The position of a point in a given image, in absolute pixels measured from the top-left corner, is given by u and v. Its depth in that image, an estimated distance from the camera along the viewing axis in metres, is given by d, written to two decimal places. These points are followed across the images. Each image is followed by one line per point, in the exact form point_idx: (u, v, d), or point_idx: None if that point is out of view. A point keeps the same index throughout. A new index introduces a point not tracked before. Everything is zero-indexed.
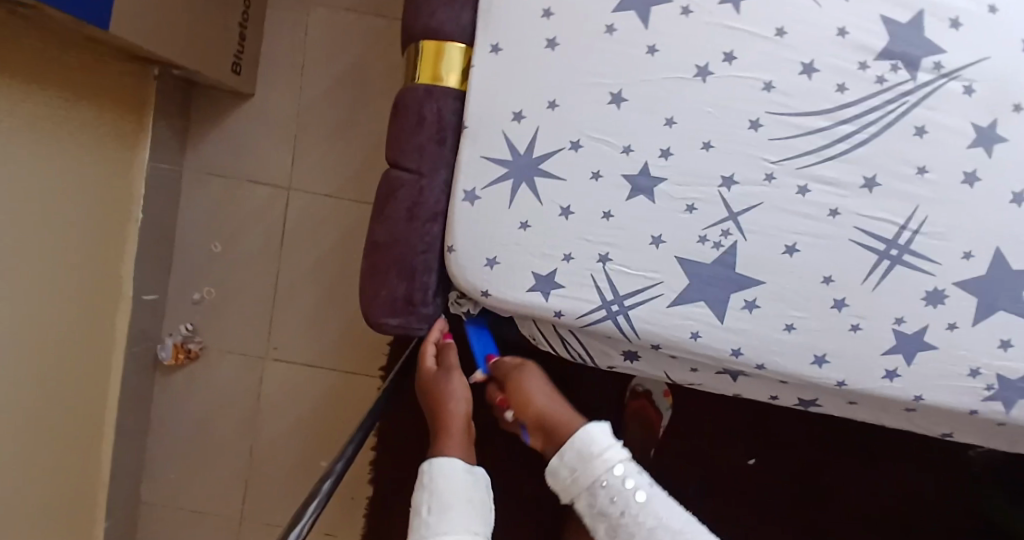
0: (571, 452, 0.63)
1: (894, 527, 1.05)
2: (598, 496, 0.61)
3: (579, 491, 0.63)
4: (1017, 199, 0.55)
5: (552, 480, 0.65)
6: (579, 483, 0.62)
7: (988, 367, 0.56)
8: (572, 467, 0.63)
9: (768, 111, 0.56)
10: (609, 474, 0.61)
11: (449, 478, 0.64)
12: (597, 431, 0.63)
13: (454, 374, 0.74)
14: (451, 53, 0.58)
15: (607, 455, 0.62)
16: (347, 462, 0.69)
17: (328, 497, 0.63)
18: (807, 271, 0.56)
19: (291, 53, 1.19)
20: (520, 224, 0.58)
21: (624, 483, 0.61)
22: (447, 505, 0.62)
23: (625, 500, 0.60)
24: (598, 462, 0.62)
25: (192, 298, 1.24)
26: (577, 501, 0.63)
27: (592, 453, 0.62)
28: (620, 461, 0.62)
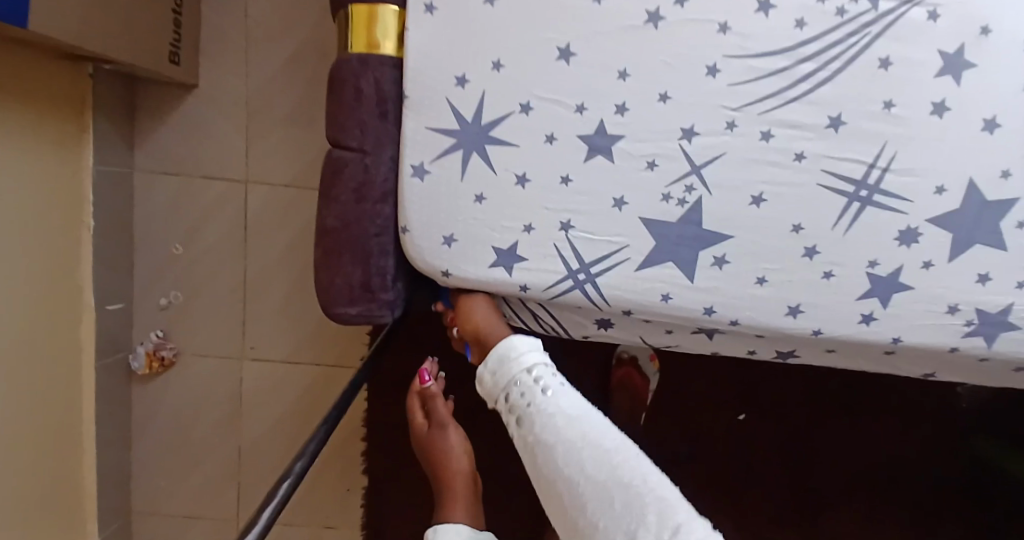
0: (492, 355, 0.59)
1: (888, 472, 1.06)
2: (509, 393, 0.56)
3: (498, 394, 0.58)
4: (989, 126, 0.53)
5: (480, 392, 0.61)
6: (497, 383, 0.58)
7: (968, 302, 0.55)
8: (492, 370, 0.59)
9: (725, 55, 0.52)
10: (520, 371, 0.56)
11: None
12: (518, 336, 0.59)
13: (447, 430, 0.79)
14: (384, 16, 0.54)
15: (523, 356, 0.57)
16: (322, 441, 0.67)
17: (302, 477, 0.61)
18: (776, 221, 0.54)
19: (233, 39, 1.13)
20: (475, 198, 0.55)
21: (533, 379, 0.55)
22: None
23: (531, 394, 0.54)
24: (515, 360, 0.57)
25: (159, 304, 1.20)
26: (498, 405, 0.58)
27: (508, 353, 0.58)
28: (540, 363, 0.57)
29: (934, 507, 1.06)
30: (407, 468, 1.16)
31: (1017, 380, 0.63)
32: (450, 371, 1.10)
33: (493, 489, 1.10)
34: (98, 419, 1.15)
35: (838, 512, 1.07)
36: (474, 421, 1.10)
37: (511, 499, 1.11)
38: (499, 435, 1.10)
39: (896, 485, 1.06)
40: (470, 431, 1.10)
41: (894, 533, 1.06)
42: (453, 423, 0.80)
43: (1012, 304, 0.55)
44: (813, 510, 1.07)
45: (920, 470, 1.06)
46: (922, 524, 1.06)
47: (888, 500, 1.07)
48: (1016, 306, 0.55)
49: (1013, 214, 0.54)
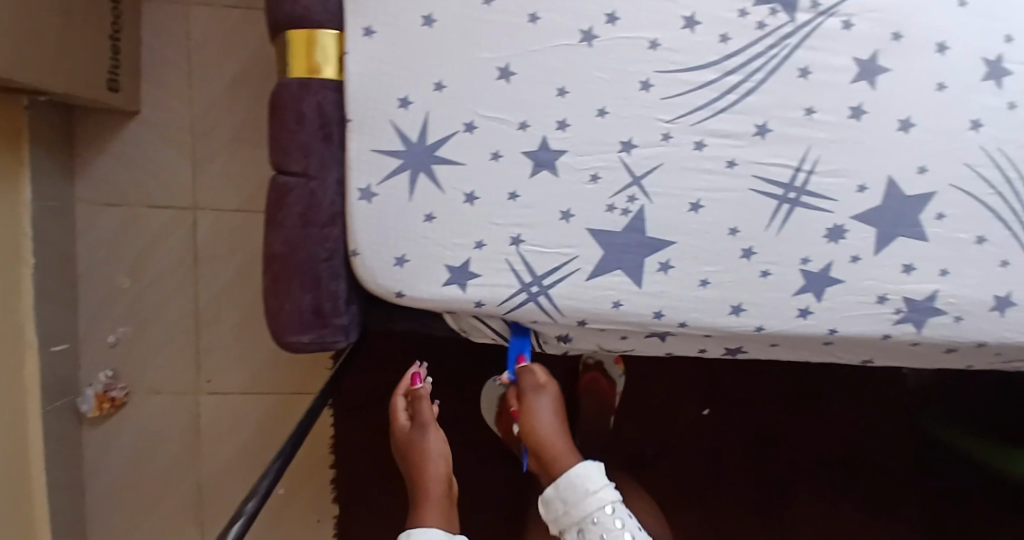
0: (565, 485, 0.65)
1: (844, 457, 1.11)
2: (586, 530, 0.63)
3: (570, 523, 0.65)
4: (904, 126, 0.57)
5: (546, 511, 0.67)
6: (570, 515, 0.65)
7: (895, 292, 0.58)
8: (565, 501, 0.65)
9: (656, 70, 0.55)
10: (599, 511, 0.63)
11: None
12: (589, 469, 0.65)
13: (428, 430, 0.74)
14: (322, 41, 0.54)
15: (599, 493, 0.64)
16: (275, 478, 0.64)
17: (255, 517, 0.57)
18: (714, 225, 0.57)
19: (174, 65, 1.11)
20: (425, 216, 0.56)
21: (611, 520, 0.63)
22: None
23: (611, 537, 0.62)
24: (592, 497, 0.64)
25: (107, 340, 1.16)
26: (568, 531, 0.66)
27: (584, 488, 0.64)
28: (613, 499, 0.64)
29: (890, 486, 1.11)
30: (377, 491, 1.14)
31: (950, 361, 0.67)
32: None
33: (466, 504, 1.10)
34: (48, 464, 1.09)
35: (801, 498, 1.11)
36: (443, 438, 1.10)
37: (484, 512, 1.11)
38: (469, 450, 1.10)
39: (853, 469, 1.11)
40: None
41: (854, 514, 1.11)
42: (435, 424, 0.75)
43: (937, 291, 0.58)
44: (777, 499, 1.11)
45: (875, 452, 1.11)
46: (880, 503, 1.11)
47: (847, 485, 1.11)
48: (941, 293, 0.58)
49: (931, 207, 0.58)
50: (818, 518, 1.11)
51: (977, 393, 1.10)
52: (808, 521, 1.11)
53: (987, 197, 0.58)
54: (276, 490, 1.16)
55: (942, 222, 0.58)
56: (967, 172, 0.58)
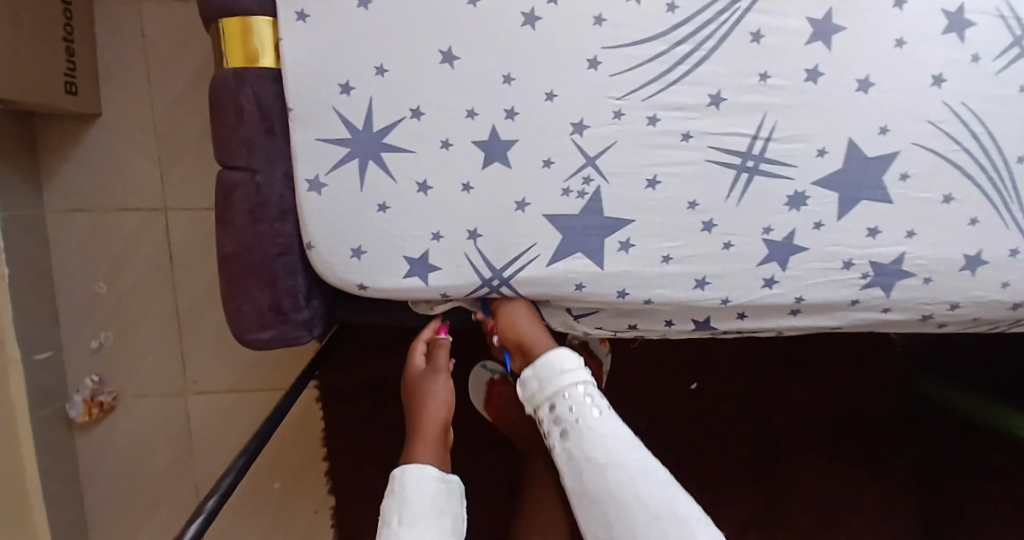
0: (541, 364, 0.58)
1: (834, 421, 1.11)
2: (557, 405, 0.56)
3: (543, 401, 0.57)
4: (862, 86, 0.55)
5: (522, 393, 0.60)
6: (543, 392, 0.57)
7: (860, 257, 0.57)
8: (538, 378, 0.58)
9: (603, 47, 0.54)
10: (572, 387, 0.56)
11: (412, 489, 0.58)
12: (568, 351, 0.58)
13: (439, 375, 0.68)
14: (259, 28, 0.52)
15: (574, 371, 0.57)
16: (237, 478, 0.63)
17: (216, 514, 0.57)
18: (672, 200, 0.56)
19: (133, 63, 1.09)
20: (378, 207, 0.55)
21: (584, 397, 0.55)
22: (399, 517, 0.57)
23: (582, 411, 0.55)
24: (566, 374, 0.57)
25: (90, 347, 1.15)
26: (540, 412, 0.58)
27: (559, 365, 0.57)
28: (589, 380, 0.57)
29: (884, 447, 1.11)
30: (371, 481, 1.14)
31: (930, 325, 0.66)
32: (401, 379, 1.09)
33: None
34: (43, 471, 1.10)
35: (794, 464, 1.11)
36: None
37: (477, 495, 1.12)
38: (458, 437, 1.10)
39: (843, 434, 1.11)
40: None
41: (849, 477, 1.11)
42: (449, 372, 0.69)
43: (904, 253, 0.57)
44: (771, 466, 1.11)
45: (865, 414, 1.11)
46: (874, 465, 1.11)
47: (840, 450, 1.11)
48: (908, 255, 0.57)
49: (895, 167, 0.56)
50: (812, 483, 1.11)
51: (971, 354, 1.09)
52: (803, 487, 1.11)
53: (953, 154, 0.56)
54: (272, 484, 1.16)
55: (906, 182, 0.56)
56: (931, 129, 0.56)
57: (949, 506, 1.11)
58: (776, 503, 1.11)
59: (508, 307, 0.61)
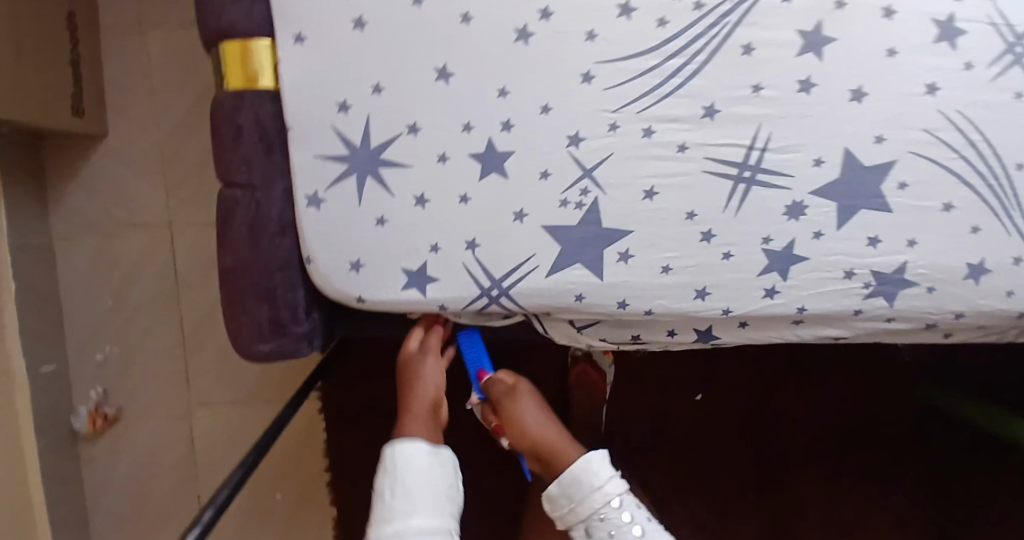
0: (569, 483, 0.65)
1: (842, 432, 1.09)
2: (594, 527, 0.64)
3: (578, 519, 0.65)
4: (856, 96, 0.55)
5: (550, 507, 0.67)
6: (578, 512, 0.65)
7: (862, 266, 0.57)
8: (570, 498, 0.65)
9: (596, 61, 0.54)
10: (607, 509, 0.64)
11: (403, 466, 0.61)
12: (594, 464, 0.65)
13: (428, 356, 0.66)
14: (256, 51, 0.53)
15: (605, 488, 0.64)
16: (233, 491, 0.63)
17: (212, 526, 0.57)
18: (669, 211, 0.56)
19: (138, 85, 1.10)
20: (376, 221, 0.55)
21: (619, 515, 0.63)
22: (392, 491, 0.60)
23: (620, 532, 0.63)
24: (598, 492, 0.64)
25: (96, 361, 1.15)
26: (575, 527, 0.66)
27: (591, 483, 0.64)
28: (619, 491, 0.65)
29: (894, 458, 1.09)
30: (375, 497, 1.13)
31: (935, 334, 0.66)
32: None
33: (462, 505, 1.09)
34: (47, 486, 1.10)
35: (802, 478, 1.09)
36: None
37: (481, 512, 1.10)
38: (462, 453, 1.08)
39: (852, 446, 1.09)
40: None
41: (858, 490, 1.09)
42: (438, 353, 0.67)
43: (906, 262, 0.57)
44: (779, 479, 1.09)
45: (874, 425, 1.09)
46: (885, 478, 1.09)
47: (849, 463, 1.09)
48: (910, 264, 0.57)
49: (893, 176, 0.56)
50: (821, 495, 1.09)
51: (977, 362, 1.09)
52: (811, 498, 1.09)
53: (950, 162, 0.56)
54: (275, 498, 1.16)
55: (904, 191, 0.56)
56: (926, 138, 0.56)
57: (963, 519, 1.08)
58: (783, 517, 1.09)
59: (519, 409, 0.69)
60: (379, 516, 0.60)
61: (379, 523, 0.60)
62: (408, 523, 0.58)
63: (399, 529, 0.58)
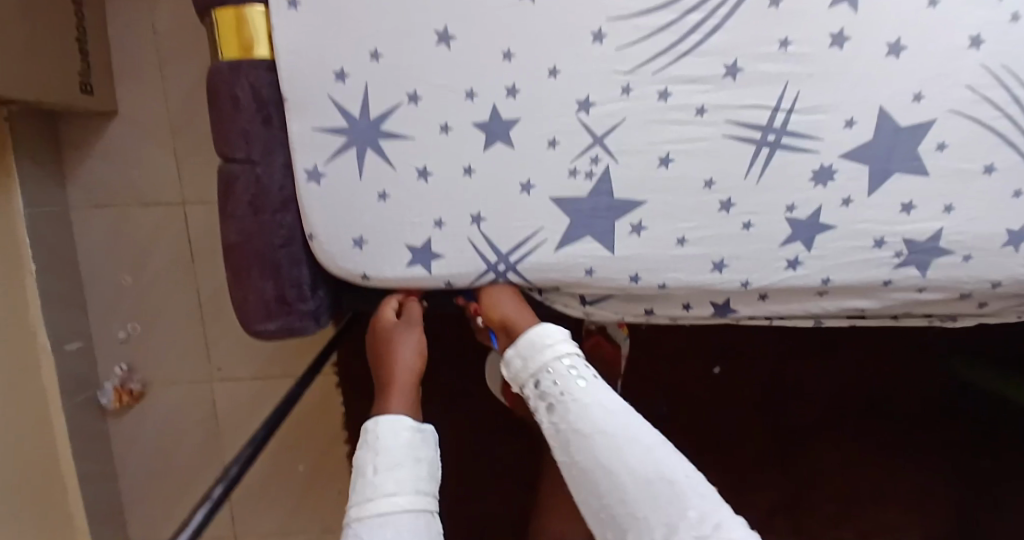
0: (521, 341, 0.56)
1: (870, 402, 1.06)
2: (540, 380, 0.53)
3: (528, 377, 0.55)
4: (893, 50, 0.50)
5: (505, 371, 0.58)
6: (526, 368, 0.55)
7: (893, 234, 0.53)
8: (521, 354, 0.55)
9: (608, 18, 0.50)
10: (554, 359, 0.53)
11: (387, 440, 0.56)
12: (549, 324, 0.55)
13: (411, 329, 0.64)
14: (251, 19, 0.50)
15: (558, 343, 0.54)
16: (244, 466, 0.63)
17: (222, 503, 0.57)
18: (686, 179, 0.53)
19: (144, 58, 1.08)
20: (378, 196, 0.53)
21: (569, 369, 0.53)
22: (374, 466, 0.54)
23: (566, 383, 0.52)
24: (547, 346, 0.54)
25: (119, 337, 1.16)
26: (525, 388, 0.56)
27: (540, 340, 0.54)
28: (574, 349, 0.54)
29: (920, 426, 1.06)
30: None
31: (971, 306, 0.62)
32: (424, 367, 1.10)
33: (477, 476, 1.09)
34: (78, 454, 1.14)
35: (826, 448, 1.07)
36: (451, 414, 1.08)
37: (496, 483, 1.09)
38: (476, 425, 1.08)
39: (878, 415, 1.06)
40: (448, 423, 1.08)
41: (879, 458, 1.06)
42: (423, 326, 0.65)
43: (942, 229, 0.53)
44: (801, 449, 1.07)
45: (902, 395, 1.06)
46: (911, 448, 1.06)
47: (873, 433, 1.06)
48: (946, 231, 0.53)
49: (932, 136, 0.52)
50: (841, 465, 1.07)
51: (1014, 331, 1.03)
52: (832, 467, 1.07)
53: (995, 122, 0.51)
54: (297, 467, 1.18)
55: (943, 153, 0.52)
56: (970, 95, 0.51)
57: (985, 485, 1.06)
58: (802, 487, 1.07)
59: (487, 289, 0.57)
60: (357, 497, 0.54)
61: (357, 504, 0.53)
62: (392, 504, 0.53)
63: (380, 510, 0.52)
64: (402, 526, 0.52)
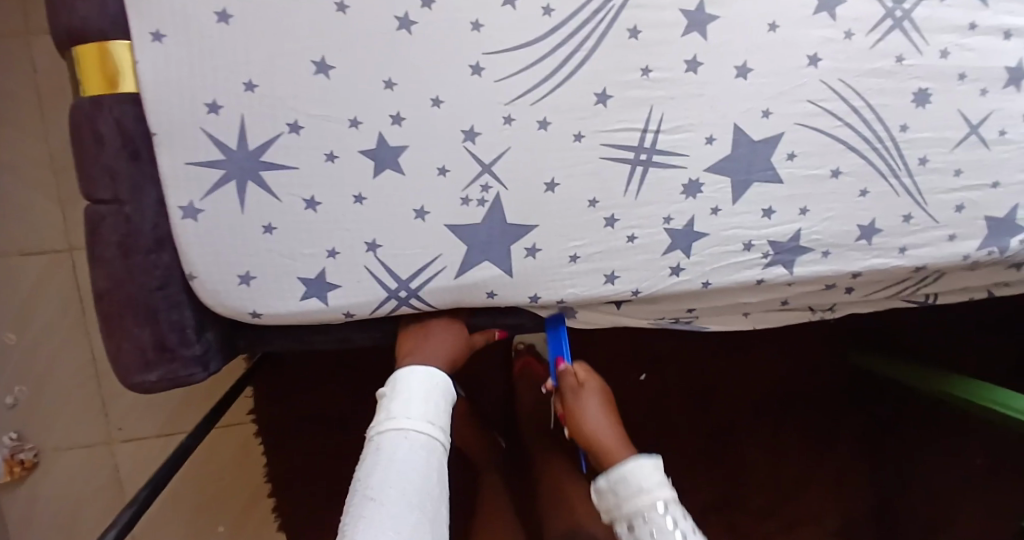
0: (618, 482, 0.63)
1: (782, 396, 1.12)
2: (636, 526, 0.61)
3: (621, 515, 0.62)
4: (741, 72, 0.56)
5: (597, 498, 0.66)
6: (622, 508, 0.62)
7: (760, 237, 0.58)
8: (616, 494, 0.63)
9: (484, 52, 0.53)
10: (650, 510, 0.60)
11: (444, 386, 0.60)
12: (645, 469, 0.62)
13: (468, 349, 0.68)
14: (114, 51, 0.49)
15: (653, 491, 0.61)
16: (127, 526, 0.58)
17: None
18: (571, 198, 0.55)
19: (22, 100, 1.01)
20: (264, 228, 0.53)
21: (664, 521, 0.60)
22: (427, 397, 0.58)
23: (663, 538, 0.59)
24: (644, 494, 0.61)
25: (5, 402, 1.07)
26: (618, 523, 0.63)
27: (637, 485, 0.62)
28: (667, 497, 0.61)
29: (832, 416, 1.12)
30: (326, 513, 1.06)
31: (845, 293, 0.66)
32: (351, 401, 1.07)
33: None
34: None
35: (750, 445, 1.11)
36: None
37: None
38: None
39: (790, 409, 1.12)
40: None
41: (801, 452, 1.12)
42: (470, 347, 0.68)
43: (800, 230, 0.58)
44: (727, 448, 1.11)
45: (812, 387, 1.12)
46: (827, 436, 1.12)
47: (789, 426, 1.12)
48: (804, 231, 0.58)
49: (782, 148, 0.57)
50: (764, 461, 1.11)
51: (902, 322, 1.12)
52: (756, 466, 1.11)
53: (837, 131, 0.57)
54: (217, 527, 1.10)
55: (794, 161, 0.57)
56: (811, 108, 0.57)
57: (904, 464, 1.12)
58: (734, 487, 1.10)
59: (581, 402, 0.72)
60: (404, 411, 0.56)
61: (404, 417, 0.55)
62: (433, 434, 0.56)
63: (422, 432, 0.55)
64: (434, 454, 0.54)
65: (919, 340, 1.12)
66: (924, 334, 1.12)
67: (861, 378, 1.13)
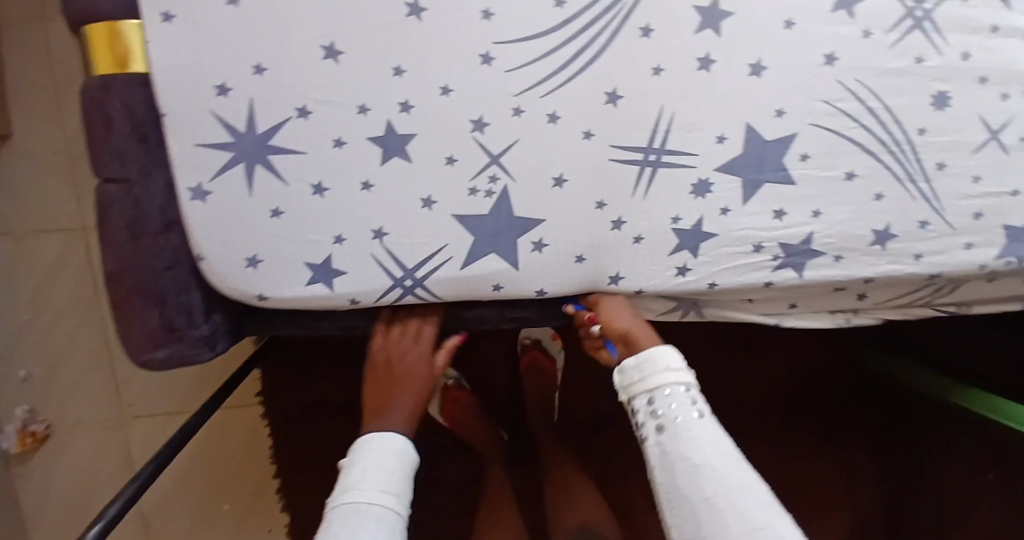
0: (644, 357, 0.57)
1: (790, 401, 1.11)
2: (656, 400, 0.55)
3: (641, 391, 0.56)
4: (755, 70, 0.55)
5: (615, 380, 0.59)
6: (642, 381, 0.57)
7: (770, 239, 0.57)
8: (640, 368, 0.57)
9: (494, 42, 0.52)
10: (676, 385, 0.55)
11: (400, 451, 0.63)
12: (673, 351, 0.57)
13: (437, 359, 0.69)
14: (127, 33, 0.49)
15: (680, 371, 0.56)
16: (130, 501, 0.59)
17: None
18: (578, 192, 0.55)
19: (40, 82, 1.03)
20: (272, 212, 0.53)
21: (688, 400, 0.55)
22: (381, 467, 0.61)
23: (686, 412, 0.54)
24: (672, 370, 0.56)
25: (19, 376, 1.09)
26: (635, 400, 0.57)
27: (665, 362, 0.56)
28: (691, 382, 0.56)
29: (840, 423, 1.11)
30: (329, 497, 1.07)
31: (857, 297, 0.65)
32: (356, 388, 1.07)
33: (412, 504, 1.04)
34: None
35: (755, 448, 1.10)
36: None
37: (435, 519, 1.03)
38: None
39: (797, 414, 1.11)
40: None
41: (807, 457, 1.10)
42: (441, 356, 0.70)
43: (812, 233, 0.57)
44: None
45: (820, 393, 1.11)
46: (834, 444, 1.10)
47: (796, 431, 1.11)
48: (817, 234, 0.57)
49: (794, 148, 0.56)
50: (767, 464, 1.10)
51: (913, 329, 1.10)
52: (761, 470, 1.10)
53: (852, 132, 0.56)
54: (222, 507, 1.12)
55: (807, 162, 0.56)
56: (826, 109, 0.56)
57: (912, 473, 1.10)
58: None
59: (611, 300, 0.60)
60: (358, 483, 0.59)
61: (359, 489, 0.58)
62: (388, 504, 0.58)
63: (376, 503, 0.58)
64: (387, 524, 0.57)
65: (930, 349, 1.10)
66: (937, 341, 1.10)
67: (869, 386, 1.11)
